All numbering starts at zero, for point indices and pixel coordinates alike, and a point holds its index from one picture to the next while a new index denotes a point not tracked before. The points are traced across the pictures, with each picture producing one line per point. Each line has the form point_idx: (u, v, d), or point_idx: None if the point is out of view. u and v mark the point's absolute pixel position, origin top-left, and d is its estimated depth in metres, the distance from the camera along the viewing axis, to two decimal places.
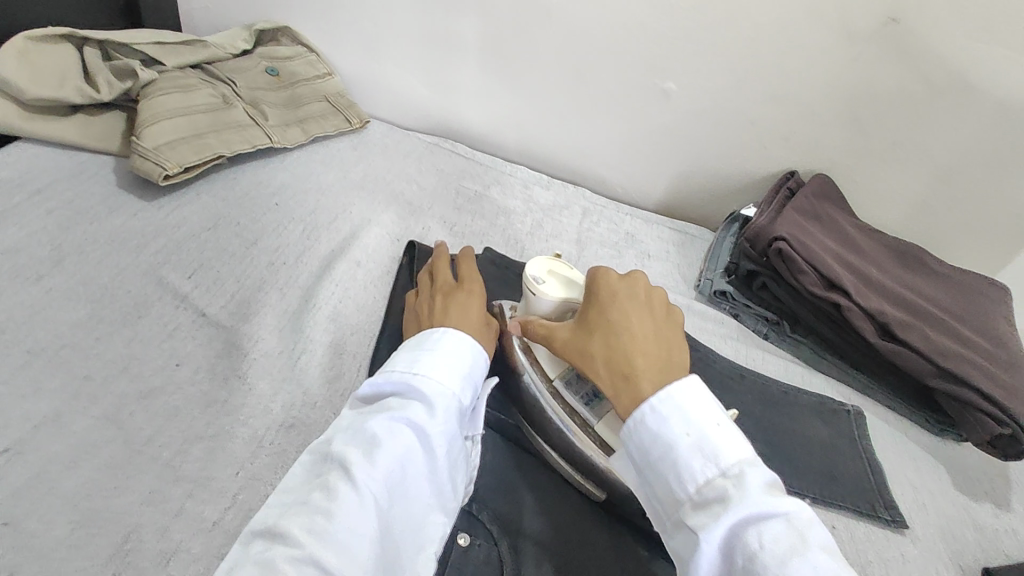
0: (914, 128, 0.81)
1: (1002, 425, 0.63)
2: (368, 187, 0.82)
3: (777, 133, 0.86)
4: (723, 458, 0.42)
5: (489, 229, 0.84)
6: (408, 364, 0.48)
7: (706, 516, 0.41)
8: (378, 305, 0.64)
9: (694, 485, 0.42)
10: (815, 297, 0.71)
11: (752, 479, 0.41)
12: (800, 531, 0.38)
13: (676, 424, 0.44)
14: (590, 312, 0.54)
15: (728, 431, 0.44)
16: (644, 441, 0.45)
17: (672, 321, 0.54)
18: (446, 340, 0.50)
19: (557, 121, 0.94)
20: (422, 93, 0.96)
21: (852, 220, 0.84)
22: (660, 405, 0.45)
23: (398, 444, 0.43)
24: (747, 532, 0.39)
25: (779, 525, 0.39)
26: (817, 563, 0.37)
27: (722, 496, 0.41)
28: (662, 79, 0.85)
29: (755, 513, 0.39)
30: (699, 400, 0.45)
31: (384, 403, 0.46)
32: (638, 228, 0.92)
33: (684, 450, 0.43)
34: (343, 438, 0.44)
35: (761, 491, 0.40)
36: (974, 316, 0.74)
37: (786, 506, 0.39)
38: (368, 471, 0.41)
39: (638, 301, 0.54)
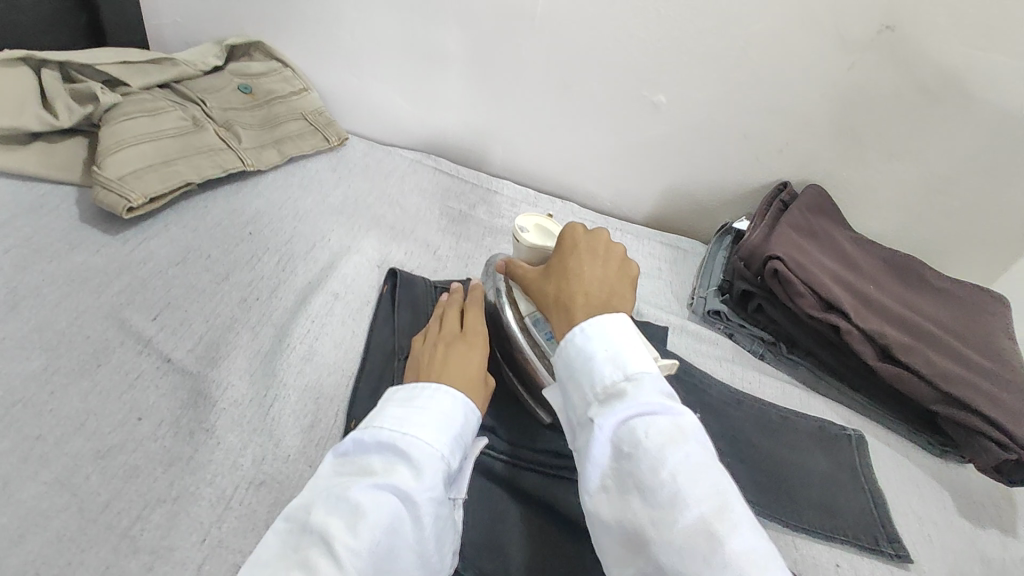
0: (910, 138, 0.79)
1: (1009, 452, 0.61)
2: (348, 210, 0.79)
3: (770, 145, 0.84)
4: (632, 366, 0.43)
5: (474, 249, 0.80)
6: (396, 423, 0.45)
7: (604, 411, 0.41)
8: (356, 340, 0.61)
9: (600, 386, 0.43)
10: (812, 318, 0.68)
11: (653, 384, 0.42)
12: (686, 430, 0.40)
13: (597, 341, 0.44)
14: (555, 257, 0.55)
15: (640, 346, 0.44)
16: (566, 353, 0.46)
17: (630, 275, 0.54)
18: (436, 396, 0.47)
19: (544, 135, 0.91)
20: (403, 109, 0.93)
21: (848, 235, 0.81)
22: (588, 327, 0.45)
23: (384, 515, 0.40)
24: (637, 424, 0.40)
25: (666, 422, 0.40)
26: (690, 451, 0.38)
27: (620, 395, 0.41)
28: (651, 91, 0.82)
29: (647, 408, 0.40)
30: (618, 322, 0.46)
31: (368, 464, 0.43)
32: (628, 244, 0.90)
33: (597, 358, 0.44)
34: (323, 507, 0.40)
35: (659, 395, 0.41)
36: (977, 335, 0.72)
37: (677, 408, 0.41)
38: (352, 547, 0.38)
39: (601, 252, 0.54)
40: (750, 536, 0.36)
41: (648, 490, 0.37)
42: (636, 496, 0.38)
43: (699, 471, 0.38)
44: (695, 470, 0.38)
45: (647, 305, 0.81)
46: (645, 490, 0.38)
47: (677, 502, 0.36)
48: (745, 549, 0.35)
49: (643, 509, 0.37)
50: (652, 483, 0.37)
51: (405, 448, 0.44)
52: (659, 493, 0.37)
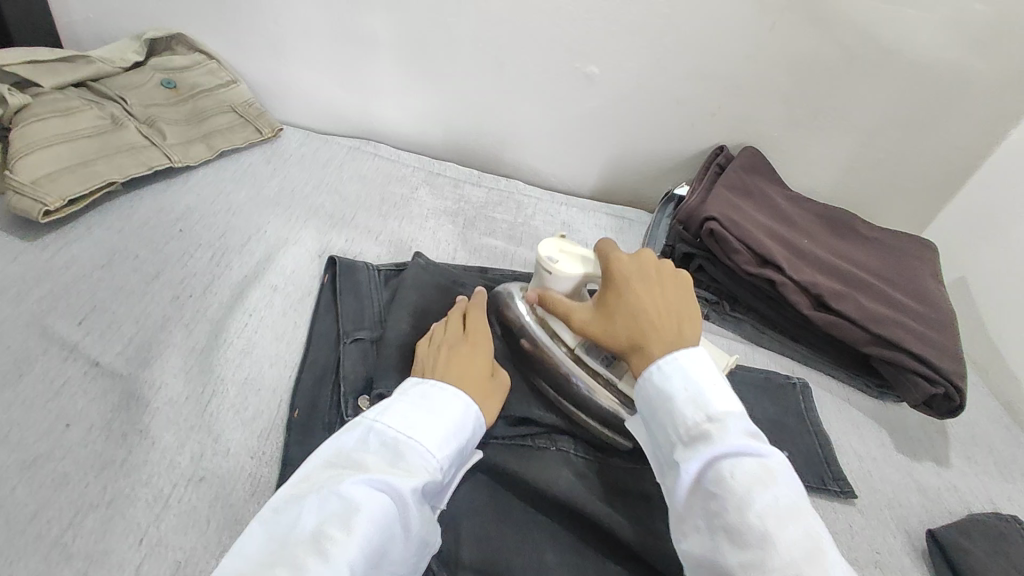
0: (835, 94, 0.81)
1: (935, 385, 0.64)
2: (285, 202, 0.77)
3: (704, 110, 0.85)
4: (713, 408, 0.45)
5: (418, 232, 0.80)
6: (398, 423, 0.46)
7: (689, 451, 0.44)
8: (298, 330, 0.60)
9: (684, 427, 0.45)
10: (749, 274, 0.70)
11: (736, 426, 0.44)
12: (773, 472, 0.42)
13: (677, 379, 0.47)
14: (608, 294, 0.54)
15: (723, 390, 0.47)
16: (647, 392, 0.49)
17: (686, 294, 0.55)
18: (440, 398, 0.49)
19: (482, 113, 0.90)
20: (337, 95, 0.91)
21: (782, 192, 0.84)
22: (666, 365, 0.48)
23: (379, 509, 0.41)
24: (724, 465, 0.42)
25: (753, 463, 0.42)
26: (779, 495, 0.41)
27: (704, 436, 0.44)
28: (584, 62, 0.82)
29: (733, 450, 0.42)
30: (700, 362, 0.48)
31: (365, 461, 0.44)
32: (575, 217, 0.90)
33: (679, 397, 0.46)
34: (318, 499, 0.40)
35: (742, 435, 0.44)
36: (905, 280, 0.75)
37: (765, 451, 0.43)
38: (344, 541, 0.38)
39: (650, 277, 0.54)
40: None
41: (736, 532, 0.40)
42: (727, 538, 0.40)
43: (789, 516, 0.40)
44: (786, 512, 0.40)
45: None
46: (733, 532, 0.40)
47: (770, 548, 0.38)
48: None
49: (733, 553, 0.40)
50: (740, 525, 0.40)
51: (406, 448, 0.45)
52: (751, 537, 0.39)
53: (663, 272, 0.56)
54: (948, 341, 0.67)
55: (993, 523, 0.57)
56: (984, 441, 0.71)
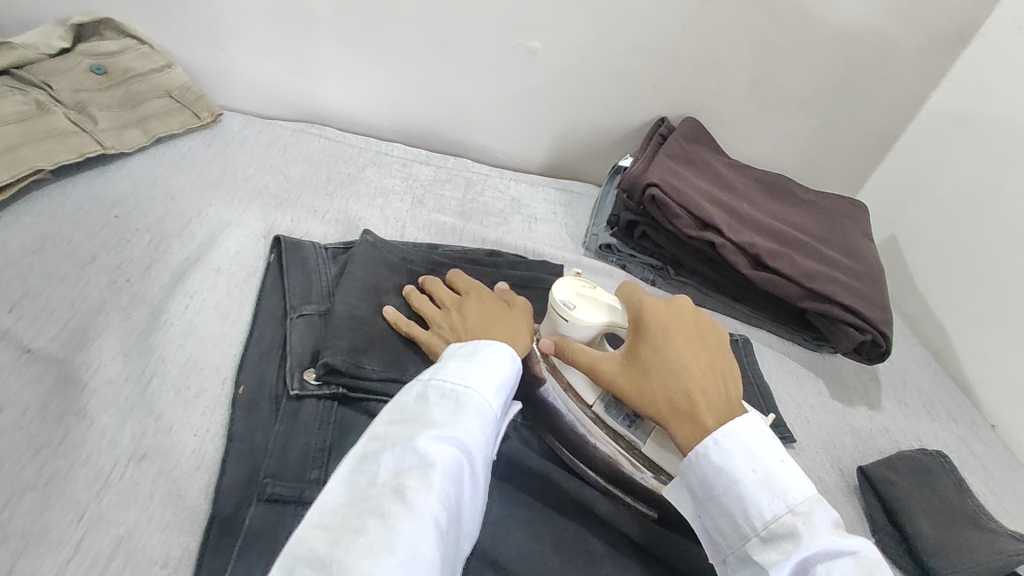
0: (768, 63, 0.84)
1: (864, 333, 0.68)
2: (227, 185, 0.76)
3: (644, 82, 0.87)
4: (789, 496, 0.45)
5: (367, 211, 0.79)
6: (457, 378, 0.48)
7: (774, 551, 0.44)
8: (243, 310, 0.60)
9: (761, 520, 0.45)
10: (690, 238, 0.72)
11: (819, 518, 0.44)
12: (869, 568, 0.41)
13: (742, 463, 0.47)
14: (647, 349, 0.54)
15: (791, 467, 0.47)
16: (708, 476, 0.48)
17: (721, 351, 0.56)
18: (485, 354, 0.51)
19: (427, 92, 0.90)
20: (279, 77, 0.89)
21: (722, 159, 0.86)
22: (725, 442, 0.48)
23: (450, 457, 0.43)
24: (817, 569, 0.42)
25: (847, 563, 0.41)
26: None
27: (789, 533, 0.43)
28: (526, 38, 0.83)
29: (823, 548, 0.42)
30: (764, 440, 0.48)
31: (431, 414, 0.46)
32: (524, 192, 0.91)
33: (749, 485, 0.46)
34: (397, 454, 0.43)
35: (829, 531, 0.43)
36: (837, 238, 0.79)
37: (854, 544, 0.42)
38: (425, 489, 0.41)
39: (687, 332, 0.55)
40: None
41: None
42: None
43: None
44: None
45: (544, 246, 0.83)
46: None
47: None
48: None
49: None
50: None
51: (466, 399, 0.47)
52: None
53: (697, 329, 0.57)
54: (877, 292, 0.71)
55: (917, 460, 0.62)
56: (914, 385, 0.75)
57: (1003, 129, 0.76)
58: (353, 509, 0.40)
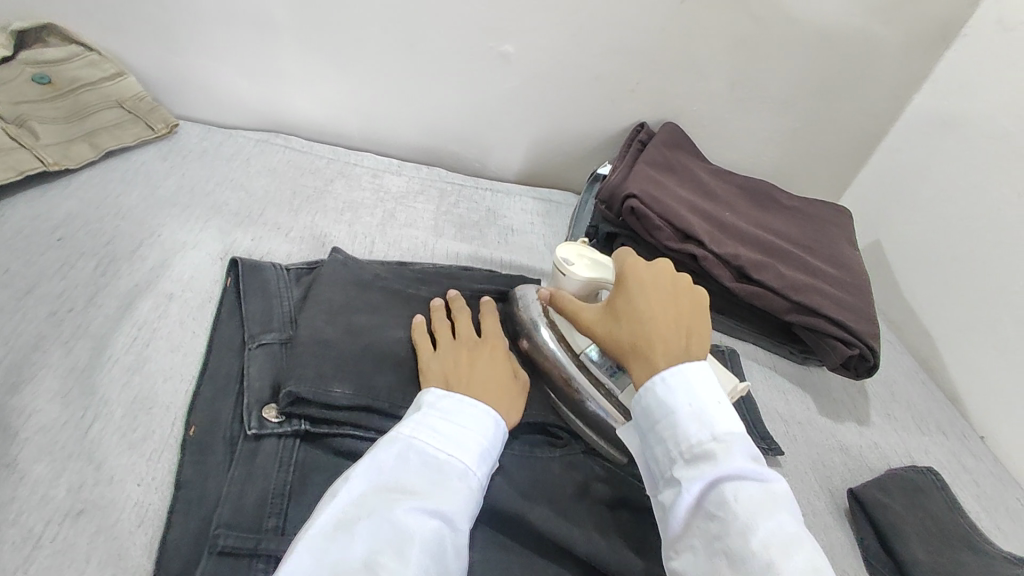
0: (748, 66, 0.82)
1: (851, 347, 0.66)
2: (183, 202, 0.72)
3: (623, 86, 0.84)
4: (718, 427, 0.45)
5: (334, 226, 0.75)
6: (439, 441, 0.46)
7: (691, 470, 0.44)
8: (198, 340, 0.56)
9: (686, 444, 0.45)
10: (672, 250, 0.69)
11: (739, 447, 0.44)
12: (775, 497, 0.42)
13: (680, 395, 0.46)
14: (619, 299, 0.53)
15: (727, 407, 0.46)
16: (646, 404, 0.48)
17: (701, 313, 0.53)
18: (471, 413, 0.49)
19: (397, 98, 0.86)
20: (240, 85, 0.85)
21: (704, 166, 0.84)
22: (669, 378, 0.47)
23: (430, 536, 0.41)
24: (726, 488, 0.42)
25: (756, 489, 0.42)
26: (782, 521, 0.41)
27: (708, 456, 0.44)
28: (499, 41, 0.80)
29: (737, 473, 0.42)
30: (706, 379, 0.47)
31: (409, 482, 0.44)
32: (501, 202, 0.88)
33: (682, 414, 0.46)
34: (372, 527, 0.40)
35: (745, 459, 0.44)
36: (822, 247, 0.76)
37: (767, 476, 0.43)
38: (400, 571, 0.39)
39: (666, 289, 0.53)
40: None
41: (739, 558, 0.39)
42: (728, 564, 0.40)
43: (789, 545, 0.40)
44: (786, 540, 0.40)
45: (522, 259, 0.80)
46: (736, 559, 0.40)
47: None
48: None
49: None
50: (744, 553, 0.39)
51: (447, 466, 0.45)
52: (753, 563, 0.39)
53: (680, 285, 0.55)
54: (864, 303, 0.69)
55: (906, 477, 0.60)
56: (902, 397, 0.74)
57: (988, 133, 0.75)
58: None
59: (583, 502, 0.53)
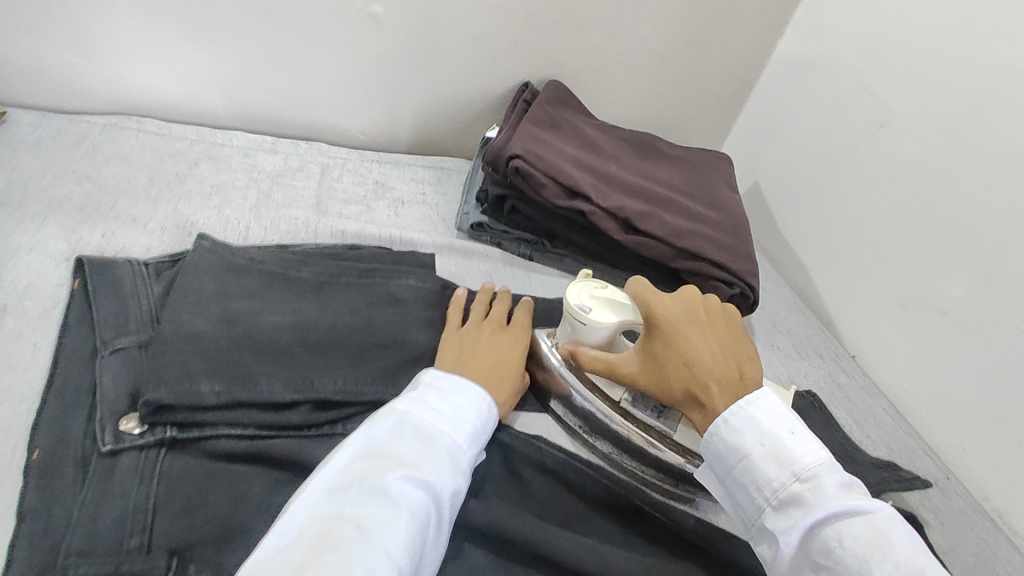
0: (621, 16, 0.82)
1: (733, 286, 0.68)
2: (14, 199, 0.63)
3: (501, 45, 0.82)
4: (800, 461, 0.43)
5: (201, 212, 0.69)
6: (433, 416, 0.45)
7: (785, 520, 0.42)
8: (41, 353, 0.50)
9: (771, 489, 0.43)
10: (560, 208, 0.69)
11: (829, 481, 0.42)
12: (882, 527, 0.40)
13: (752, 433, 0.44)
14: (657, 340, 0.51)
15: (803, 436, 0.44)
16: (716, 448, 0.46)
17: (741, 339, 0.52)
18: (465, 393, 0.48)
19: (260, 70, 0.79)
20: (73, 64, 0.75)
21: (590, 122, 0.84)
22: (733, 419, 0.45)
23: (420, 505, 0.40)
24: (828, 532, 0.40)
25: (858, 523, 0.40)
26: (902, 559, 0.38)
27: (797, 500, 0.42)
28: (363, 2, 0.75)
29: (834, 512, 0.40)
30: (777, 411, 0.45)
31: (403, 452, 0.42)
32: (389, 173, 0.84)
33: (758, 456, 0.44)
34: (364, 492, 0.39)
35: (838, 493, 0.41)
36: (705, 193, 0.79)
37: (868, 504, 0.41)
38: (390, 536, 0.37)
39: (701, 321, 0.51)
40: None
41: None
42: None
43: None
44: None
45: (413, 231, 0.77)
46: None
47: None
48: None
49: None
50: None
51: (439, 438, 0.44)
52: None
53: (709, 310, 0.53)
54: (744, 244, 0.72)
55: (800, 400, 0.65)
56: (784, 327, 0.79)
57: (840, 72, 0.79)
58: (311, 547, 0.36)
59: (481, 466, 0.52)
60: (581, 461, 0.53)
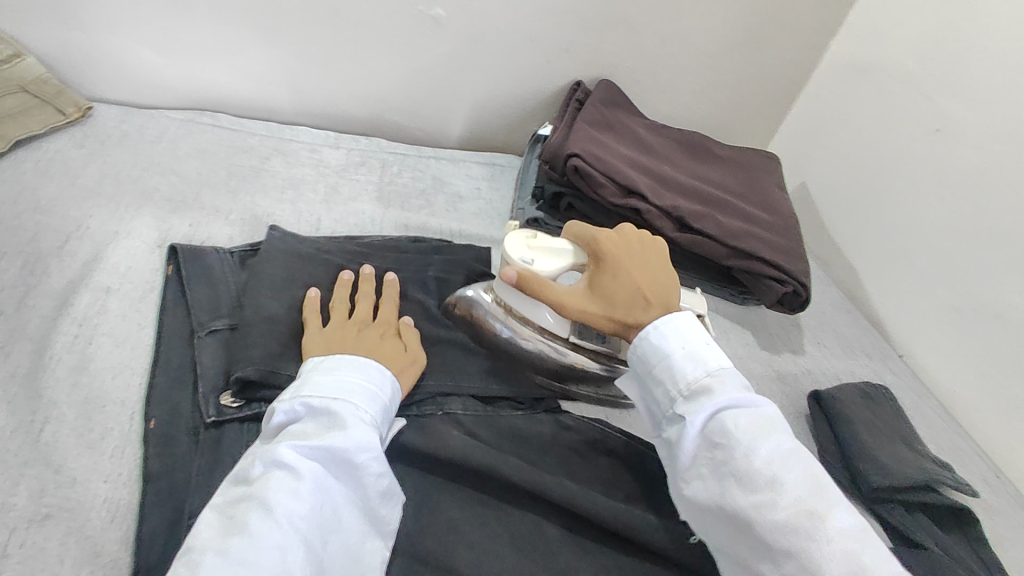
0: (674, 19, 0.84)
1: (785, 285, 0.71)
2: (110, 189, 0.68)
3: (556, 46, 0.84)
4: (708, 364, 0.49)
5: (274, 205, 0.73)
6: (325, 387, 0.46)
7: (693, 406, 0.48)
8: (144, 332, 0.54)
9: (684, 382, 0.49)
10: (616, 206, 0.71)
11: (732, 380, 0.48)
12: (768, 419, 0.46)
13: (672, 339, 0.50)
14: (602, 275, 0.55)
15: (714, 347, 0.51)
16: (642, 351, 0.52)
17: (669, 259, 0.58)
18: (353, 365, 0.49)
19: (328, 69, 0.83)
20: (154, 62, 0.79)
21: (641, 122, 0.86)
22: (661, 326, 0.51)
23: (312, 474, 0.41)
24: (726, 416, 0.46)
25: (750, 414, 0.46)
26: (780, 440, 0.45)
27: (706, 391, 0.48)
28: (428, 4, 0.78)
29: (732, 401, 0.47)
30: (690, 323, 0.52)
31: (299, 428, 0.44)
32: (444, 169, 0.87)
33: (676, 357, 0.50)
34: (261, 472, 0.41)
35: (737, 389, 0.48)
36: (755, 194, 0.80)
37: (759, 401, 0.47)
38: (295, 510, 0.39)
39: (642, 258, 0.56)
40: (848, 513, 0.42)
41: (744, 476, 0.43)
42: (735, 483, 0.44)
43: (789, 459, 0.44)
44: (784, 455, 0.44)
45: (471, 225, 0.80)
46: (741, 477, 0.43)
47: (776, 486, 0.43)
48: (846, 524, 0.42)
49: (743, 495, 0.43)
50: (751, 472, 0.43)
51: (334, 408, 0.45)
52: (758, 480, 0.43)
53: (648, 243, 0.58)
54: (795, 244, 0.74)
55: (864, 389, 0.67)
56: (831, 326, 0.80)
57: (895, 75, 0.80)
58: (220, 533, 0.38)
59: (549, 449, 0.55)
60: (638, 439, 0.57)
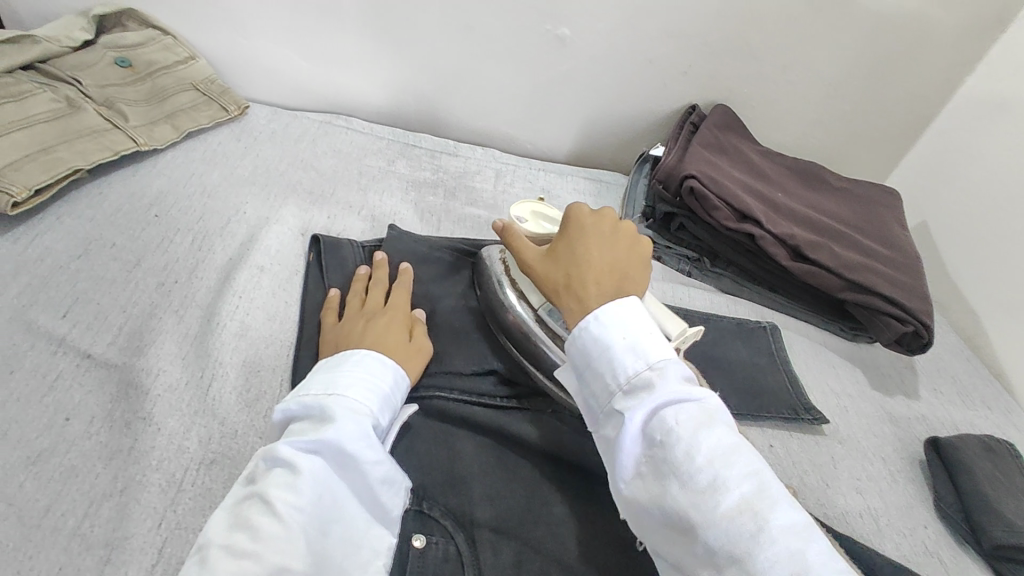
0: (798, 48, 0.83)
1: (906, 324, 0.68)
2: (261, 180, 0.75)
3: (675, 68, 0.86)
4: (653, 356, 0.45)
5: (399, 205, 0.79)
6: (320, 386, 0.47)
7: (632, 401, 0.44)
8: (291, 309, 0.61)
9: (623, 377, 0.45)
10: (730, 230, 0.71)
11: (675, 373, 0.44)
12: (710, 414, 0.42)
13: (613, 329, 0.46)
14: (562, 241, 0.55)
15: (657, 337, 0.46)
16: (580, 343, 0.47)
17: (642, 253, 0.55)
18: (349, 363, 0.50)
19: (455, 81, 0.88)
20: (302, 69, 0.87)
21: (755, 147, 0.86)
22: (600, 315, 0.47)
23: (314, 468, 0.42)
24: (665, 414, 0.42)
25: (693, 409, 0.42)
26: (720, 435, 0.41)
27: (648, 386, 0.44)
28: (555, 24, 0.82)
29: (674, 399, 0.43)
30: (632, 312, 0.47)
31: (298, 426, 0.45)
32: (553, 182, 0.90)
33: (615, 348, 0.46)
34: (264, 469, 0.42)
35: (679, 382, 0.44)
36: (874, 228, 0.78)
37: (699, 395, 0.44)
38: (294, 503, 0.40)
39: (611, 239, 0.55)
40: (789, 509, 0.38)
41: (685, 475, 0.39)
42: (677, 483, 0.40)
43: (729, 455, 0.40)
44: (727, 452, 0.40)
45: None
46: (682, 476, 0.39)
47: (717, 486, 0.38)
48: (790, 522, 0.37)
49: (683, 496, 0.39)
50: (693, 470, 0.39)
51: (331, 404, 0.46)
52: (698, 479, 0.39)
53: (623, 231, 0.56)
54: (918, 283, 0.71)
55: (987, 441, 0.63)
56: (949, 373, 0.76)
57: None
58: (226, 527, 0.39)
59: None
60: None
